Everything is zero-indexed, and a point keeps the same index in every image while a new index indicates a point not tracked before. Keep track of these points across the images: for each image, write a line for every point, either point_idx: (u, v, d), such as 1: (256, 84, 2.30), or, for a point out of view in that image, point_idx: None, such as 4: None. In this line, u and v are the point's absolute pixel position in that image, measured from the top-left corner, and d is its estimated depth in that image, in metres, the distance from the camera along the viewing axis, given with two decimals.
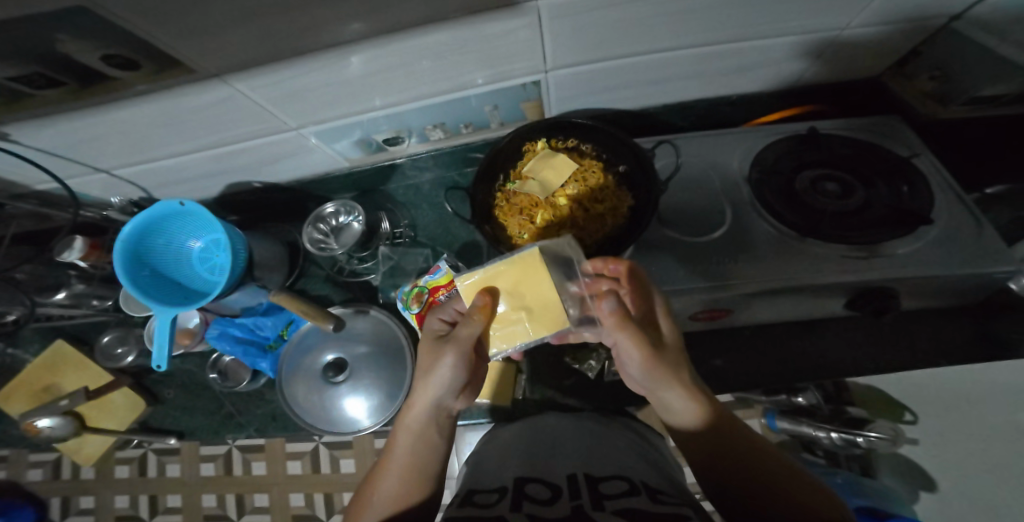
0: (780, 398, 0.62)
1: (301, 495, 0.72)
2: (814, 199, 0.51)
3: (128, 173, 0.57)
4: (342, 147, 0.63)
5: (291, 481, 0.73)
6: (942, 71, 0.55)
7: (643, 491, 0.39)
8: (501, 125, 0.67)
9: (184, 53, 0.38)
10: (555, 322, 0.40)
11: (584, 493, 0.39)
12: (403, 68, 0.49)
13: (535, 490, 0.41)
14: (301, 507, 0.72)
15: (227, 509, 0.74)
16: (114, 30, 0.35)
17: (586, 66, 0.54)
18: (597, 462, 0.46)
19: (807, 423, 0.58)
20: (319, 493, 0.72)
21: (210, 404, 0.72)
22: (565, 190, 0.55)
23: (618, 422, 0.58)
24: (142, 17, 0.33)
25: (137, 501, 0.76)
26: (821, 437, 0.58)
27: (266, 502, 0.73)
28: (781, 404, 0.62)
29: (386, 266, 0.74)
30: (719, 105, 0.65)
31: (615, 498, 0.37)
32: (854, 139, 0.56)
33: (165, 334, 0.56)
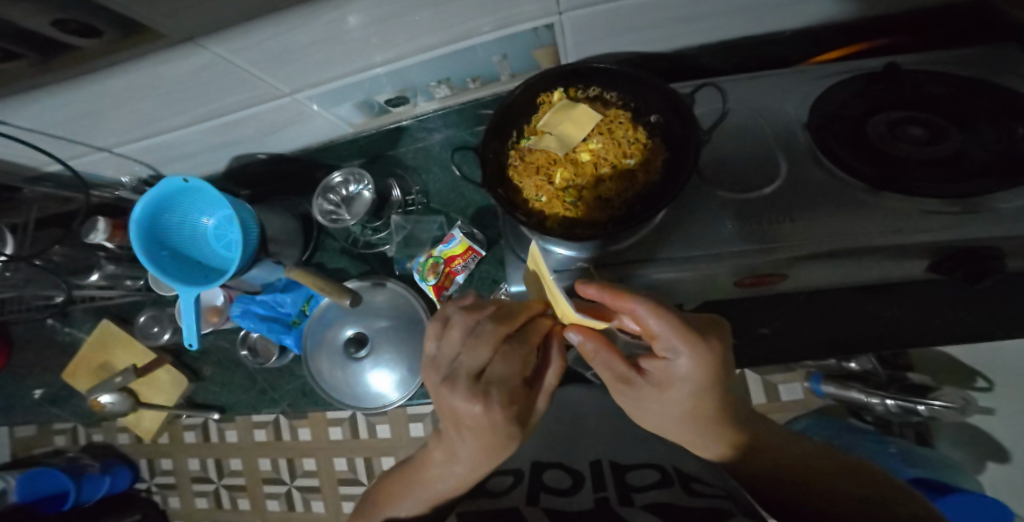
0: (829, 363, 0.58)
1: (343, 460, 0.76)
2: (890, 145, 0.42)
3: (131, 151, 0.56)
4: (343, 112, 0.59)
5: (333, 446, 0.77)
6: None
7: (676, 483, 0.36)
8: (512, 77, 0.60)
9: (143, 17, 0.34)
10: None
11: (609, 487, 0.37)
12: (394, 20, 0.43)
13: (553, 478, 0.40)
14: (344, 470, 0.76)
15: (282, 472, 0.79)
16: None
17: (607, 4, 0.46)
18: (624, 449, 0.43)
19: (858, 388, 0.54)
20: (360, 458, 0.76)
21: (245, 379, 0.74)
22: (587, 144, 0.49)
23: None
24: None
25: (206, 465, 0.82)
26: (873, 404, 0.54)
27: (314, 466, 0.78)
28: (828, 368, 0.59)
29: (400, 236, 0.71)
30: (771, 41, 0.55)
31: (644, 491, 0.35)
32: (945, 71, 0.45)
33: (192, 313, 0.55)
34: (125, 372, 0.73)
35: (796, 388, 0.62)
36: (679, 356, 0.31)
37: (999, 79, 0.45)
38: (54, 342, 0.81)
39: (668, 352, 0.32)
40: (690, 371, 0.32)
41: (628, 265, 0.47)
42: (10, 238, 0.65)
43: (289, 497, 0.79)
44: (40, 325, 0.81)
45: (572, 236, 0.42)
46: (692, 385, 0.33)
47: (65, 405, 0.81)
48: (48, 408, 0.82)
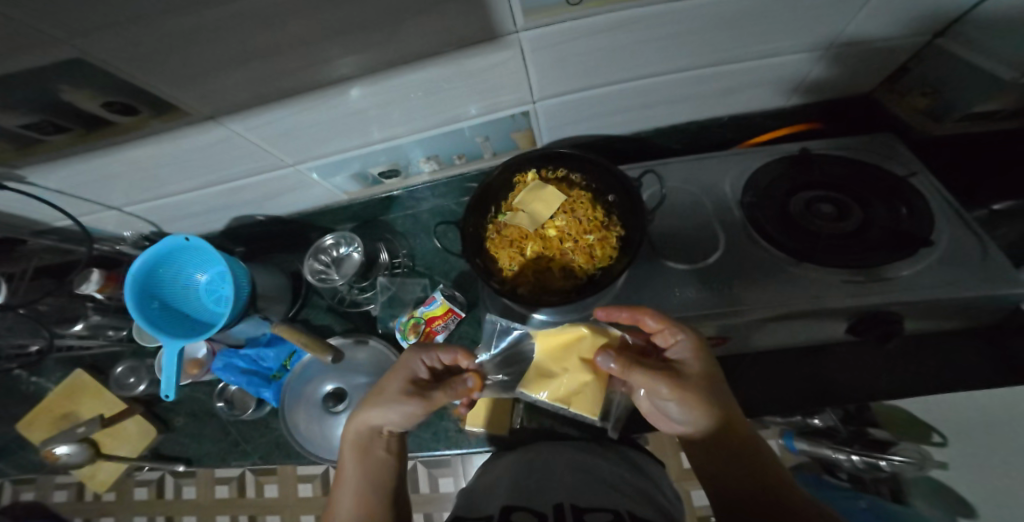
0: (795, 419, 0.60)
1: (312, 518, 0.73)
2: (809, 221, 0.50)
3: (139, 210, 0.61)
4: (340, 181, 0.66)
5: (301, 504, 0.74)
6: (936, 86, 0.54)
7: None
8: (493, 155, 0.68)
9: (181, 98, 0.41)
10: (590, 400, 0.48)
11: None
12: (395, 105, 0.51)
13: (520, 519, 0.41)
14: None
15: None
16: (113, 80, 0.37)
17: (573, 95, 0.55)
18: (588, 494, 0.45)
19: (827, 445, 0.57)
20: None
21: (217, 432, 0.72)
22: (554, 221, 0.55)
23: (617, 453, 0.56)
24: (136, 66, 0.36)
25: None
26: (841, 460, 0.56)
27: None
28: (796, 425, 0.61)
29: (385, 296, 0.75)
30: (710, 128, 0.65)
31: None
32: (849, 157, 0.54)
33: (173, 364, 0.58)
34: (90, 422, 0.71)
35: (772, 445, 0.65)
36: (689, 336, 0.44)
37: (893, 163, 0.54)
38: (16, 392, 0.78)
39: (676, 339, 0.44)
40: (695, 349, 0.43)
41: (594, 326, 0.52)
42: (6, 286, 0.68)
43: None
44: (5, 375, 0.79)
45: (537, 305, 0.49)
46: (703, 361, 0.43)
47: (12, 457, 0.76)
48: None
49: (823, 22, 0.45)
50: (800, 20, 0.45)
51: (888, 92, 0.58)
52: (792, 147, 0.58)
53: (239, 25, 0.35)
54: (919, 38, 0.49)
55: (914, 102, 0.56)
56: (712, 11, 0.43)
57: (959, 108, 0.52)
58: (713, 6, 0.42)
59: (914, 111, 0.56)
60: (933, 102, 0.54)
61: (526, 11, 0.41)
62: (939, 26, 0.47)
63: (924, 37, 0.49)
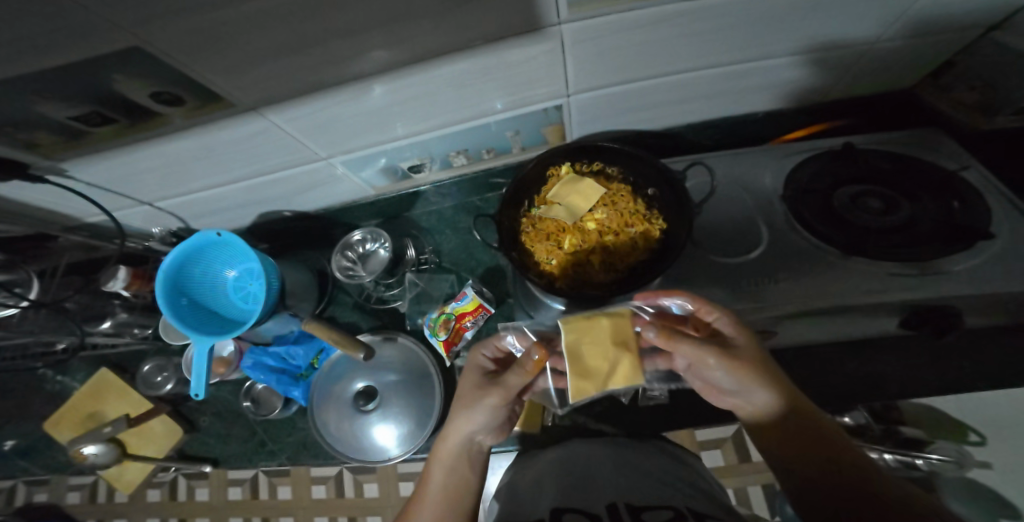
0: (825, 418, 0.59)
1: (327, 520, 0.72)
2: (855, 215, 0.49)
3: (170, 205, 0.60)
4: (369, 176, 0.65)
5: (318, 506, 0.73)
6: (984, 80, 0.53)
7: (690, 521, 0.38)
8: (522, 149, 0.67)
9: (230, 88, 0.40)
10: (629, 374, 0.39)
11: None
12: (424, 99, 0.50)
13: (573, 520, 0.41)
14: None
15: None
16: (165, 69, 0.37)
17: (608, 89, 0.55)
18: (640, 490, 0.44)
19: (859, 443, 0.56)
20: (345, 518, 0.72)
21: (244, 431, 0.71)
22: (593, 214, 0.54)
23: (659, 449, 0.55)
24: (191, 55, 0.35)
25: None
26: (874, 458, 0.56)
27: None
28: None
29: (413, 293, 0.73)
30: (746, 122, 0.64)
31: None
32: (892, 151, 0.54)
33: (204, 363, 0.57)
34: (116, 422, 0.70)
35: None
36: (721, 310, 0.43)
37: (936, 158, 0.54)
38: (37, 390, 0.77)
39: (709, 314, 0.44)
40: (733, 323, 0.43)
41: None
42: (36, 284, 0.67)
43: None
44: (26, 374, 0.78)
45: (582, 298, 0.48)
46: (745, 334, 0.42)
47: (32, 457, 0.75)
48: (14, 462, 0.75)
49: (877, 12, 0.44)
50: (854, 11, 0.44)
51: (931, 86, 0.57)
52: (833, 141, 0.57)
53: (297, 13, 0.34)
54: (969, 32, 0.48)
55: (960, 96, 0.55)
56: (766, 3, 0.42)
57: (1008, 103, 0.51)
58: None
59: (959, 105, 0.55)
60: (981, 97, 0.53)
61: (572, 4, 0.40)
62: (990, 20, 0.47)
63: (974, 31, 0.48)
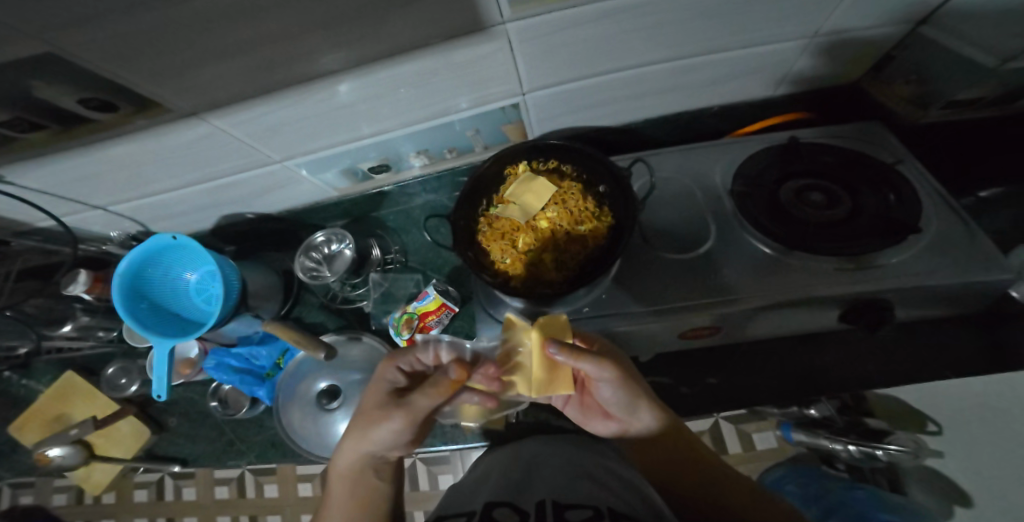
0: (792, 410, 0.60)
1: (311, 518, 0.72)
2: (799, 210, 0.50)
3: (124, 209, 0.60)
4: (329, 177, 0.66)
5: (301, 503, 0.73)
6: (918, 75, 0.53)
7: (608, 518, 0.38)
8: (485, 148, 0.68)
9: (160, 94, 0.40)
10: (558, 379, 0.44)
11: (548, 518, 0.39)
12: (384, 98, 0.51)
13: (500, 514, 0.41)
14: None
15: None
16: (88, 76, 0.37)
17: (566, 86, 0.55)
18: (571, 485, 0.45)
19: (824, 435, 0.55)
20: None
21: (212, 431, 0.74)
22: (545, 213, 0.55)
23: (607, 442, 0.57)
24: (110, 62, 0.36)
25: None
26: (838, 451, 0.54)
27: None
28: (794, 416, 0.60)
29: (378, 292, 0.75)
30: (700, 118, 0.64)
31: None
32: (838, 145, 0.54)
33: (164, 366, 0.59)
34: (83, 425, 0.71)
35: (769, 437, 0.64)
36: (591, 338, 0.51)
37: (886, 150, 0.54)
38: (7, 394, 0.79)
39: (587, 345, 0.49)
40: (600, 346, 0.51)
41: (588, 319, 0.52)
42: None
43: None
44: None
45: (531, 295, 0.49)
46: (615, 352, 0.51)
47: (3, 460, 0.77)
48: None
49: (803, 11, 0.45)
50: (786, 8, 0.45)
51: (874, 81, 0.58)
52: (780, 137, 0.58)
53: (220, 19, 0.34)
54: (904, 27, 0.49)
55: (899, 90, 0.56)
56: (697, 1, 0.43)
57: (942, 97, 0.53)
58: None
59: (901, 100, 0.57)
60: (917, 90, 0.55)
61: (512, 3, 0.40)
62: (919, 17, 0.48)
63: (908, 26, 0.49)
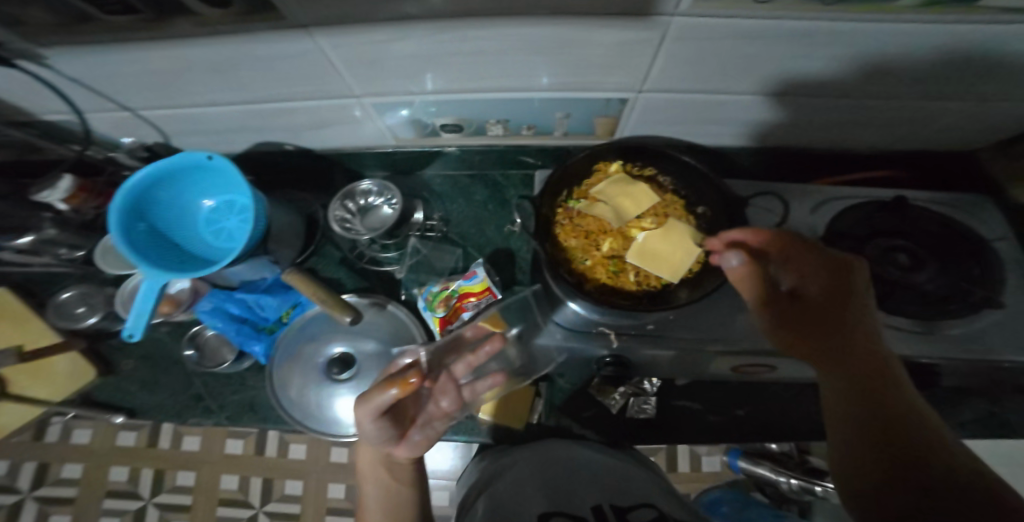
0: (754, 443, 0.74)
1: (235, 479, 0.86)
2: (884, 268, 0.51)
3: (157, 117, 0.52)
4: (394, 123, 0.59)
5: (225, 460, 0.87)
6: None
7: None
8: (564, 135, 0.63)
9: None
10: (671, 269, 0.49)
11: None
12: (495, 55, 0.45)
13: None
14: (232, 490, 0.86)
15: (143, 487, 0.86)
16: None
17: (684, 94, 0.52)
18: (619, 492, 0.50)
19: (770, 466, 0.71)
20: (255, 478, 0.86)
21: (177, 383, 0.64)
22: (640, 222, 0.52)
23: (631, 461, 0.57)
24: None
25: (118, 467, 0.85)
26: (781, 481, 0.69)
27: (190, 481, 0.87)
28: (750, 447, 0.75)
29: (413, 260, 0.69)
30: (788, 154, 0.64)
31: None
32: (938, 211, 0.55)
33: (150, 300, 0.49)
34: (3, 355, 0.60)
35: (716, 462, 0.86)
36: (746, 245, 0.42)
37: (974, 222, 0.54)
38: None
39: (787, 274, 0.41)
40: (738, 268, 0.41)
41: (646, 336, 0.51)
42: None
43: (142, 513, 0.86)
44: None
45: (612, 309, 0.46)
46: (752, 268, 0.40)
47: None
48: None
49: (948, 72, 0.45)
50: (932, 70, 0.45)
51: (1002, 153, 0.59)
52: (879, 192, 0.58)
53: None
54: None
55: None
56: (869, 42, 0.41)
57: None
58: (874, 38, 0.40)
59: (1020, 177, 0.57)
60: None
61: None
62: None
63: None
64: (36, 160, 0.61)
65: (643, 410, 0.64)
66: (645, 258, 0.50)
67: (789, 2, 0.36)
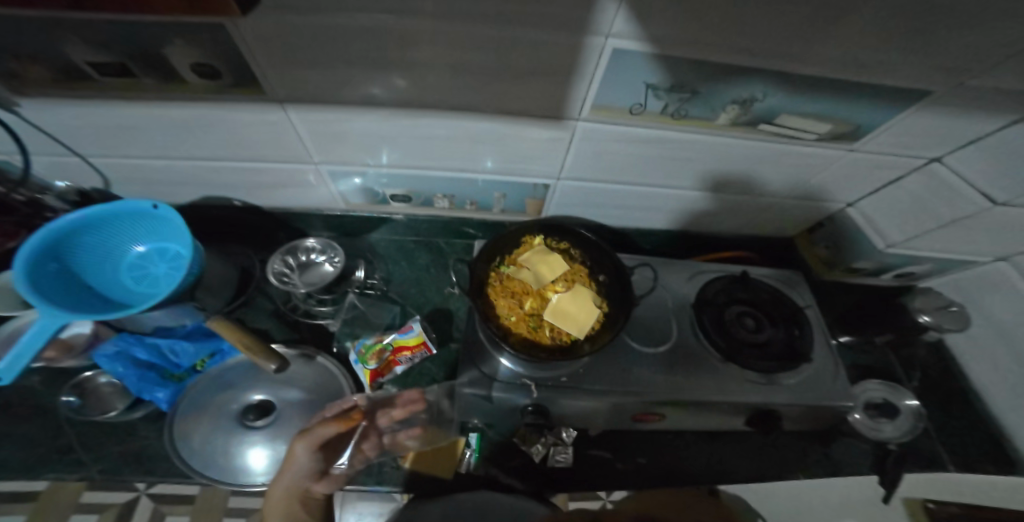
0: None
1: None
2: (738, 329, 0.65)
3: (107, 163, 0.57)
4: (346, 190, 0.65)
5: None
6: None
7: None
8: (501, 212, 0.74)
9: (266, 77, 0.43)
10: (576, 325, 0.57)
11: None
12: (438, 143, 0.56)
13: None
14: None
15: None
16: (214, 44, 0.38)
17: (590, 185, 0.66)
18: None
19: None
20: None
21: (43, 430, 0.57)
22: (553, 286, 0.61)
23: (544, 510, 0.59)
24: (254, 41, 0.38)
25: None
26: None
27: None
28: None
29: (348, 315, 0.71)
30: (672, 237, 0.82)
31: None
32: (773, 287, 0.73)
33: (33, 345, 0.47)
34: None
35: None
36: None
37: (794, 293, 0.73)
38: None
39: None
40: None
41: (561, 388, 0.59)
42: None
43: None
44: None
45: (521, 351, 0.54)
46: None
47: None
48: None
49: (758, 179, 0.65)
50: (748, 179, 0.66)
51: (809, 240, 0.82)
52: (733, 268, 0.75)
53: (354, 33, 0.38)
54: (813, 208, 0.74)
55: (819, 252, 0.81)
56: (705, 153, 0.58)
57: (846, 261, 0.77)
58: (709, 149, 0.57)
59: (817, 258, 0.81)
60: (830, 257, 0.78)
61: (594, 107, 0.49)
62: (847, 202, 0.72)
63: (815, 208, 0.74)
64: None
65: (559, 460, 0.66)
66: (557, 317, 0.58)
67: (654, 117, 0.51)
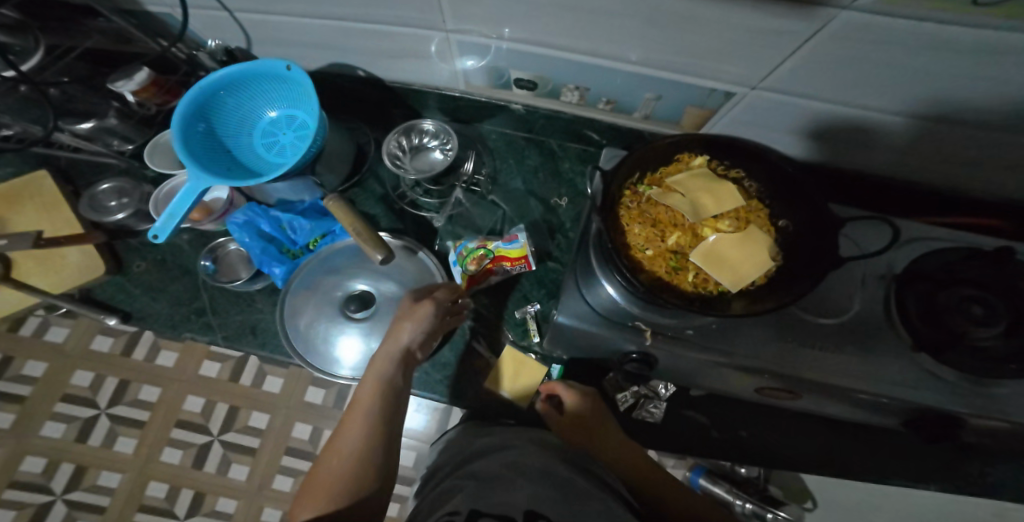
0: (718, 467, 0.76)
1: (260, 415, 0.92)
2: (954, 315, 0.43)
3: (249, 21, 0.54)
4: (470, 67, 0.56)
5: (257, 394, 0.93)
6: None
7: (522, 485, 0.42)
8: (643, 119, 0.60)
9: None
10: (736, 275, 0.44)
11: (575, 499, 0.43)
12: (604, 19, 0.42)
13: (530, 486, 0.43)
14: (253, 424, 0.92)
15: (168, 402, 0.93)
16: None
17: (788, 97, 0.48)
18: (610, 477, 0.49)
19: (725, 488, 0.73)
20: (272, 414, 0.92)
21: (182, 293, 0.64)
22: (716, 222, 0.48)
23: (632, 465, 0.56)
24: None
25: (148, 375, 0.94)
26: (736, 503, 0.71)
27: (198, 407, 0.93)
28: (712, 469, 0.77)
29: (452, 211, 0.67)
30: (861, 181, 0.62)
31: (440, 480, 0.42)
32: None
33: (184, 205, 0.47)
34: None
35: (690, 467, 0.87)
36: None
37: None
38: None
39: None
40: None
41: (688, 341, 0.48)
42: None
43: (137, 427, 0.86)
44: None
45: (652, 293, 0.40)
46: None
47: None
48: None
49: None
50: None
51: None
52: (982, 241, 0.51)
53: None
54: None
55: None
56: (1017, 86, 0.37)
57: None
58: None
59: None
60: None
61: None
62: None
63: None
64: (124, 52, 0.64)
65: (649, 412, 0.63)
66: (709, 260, 0.45)
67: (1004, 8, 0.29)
